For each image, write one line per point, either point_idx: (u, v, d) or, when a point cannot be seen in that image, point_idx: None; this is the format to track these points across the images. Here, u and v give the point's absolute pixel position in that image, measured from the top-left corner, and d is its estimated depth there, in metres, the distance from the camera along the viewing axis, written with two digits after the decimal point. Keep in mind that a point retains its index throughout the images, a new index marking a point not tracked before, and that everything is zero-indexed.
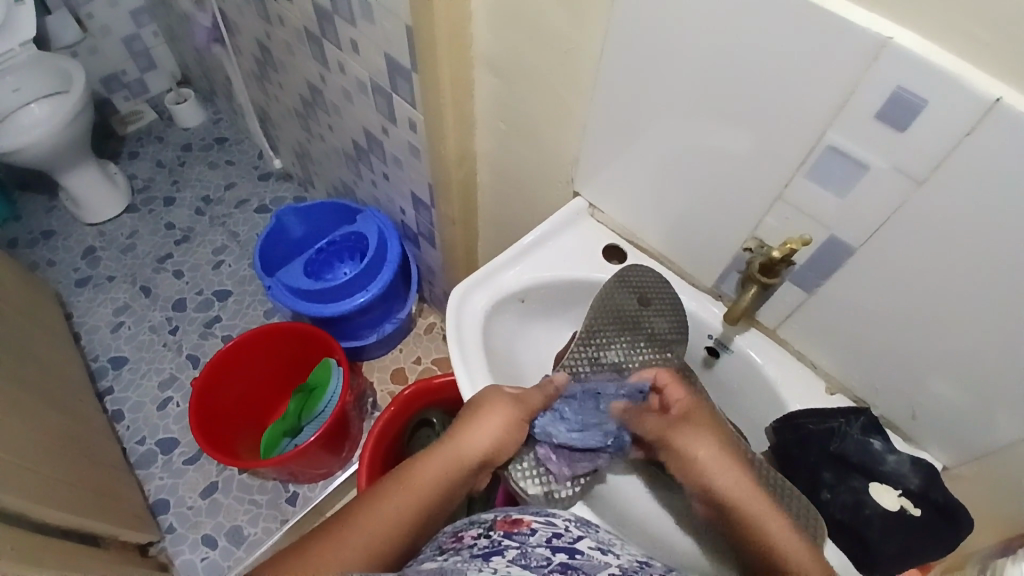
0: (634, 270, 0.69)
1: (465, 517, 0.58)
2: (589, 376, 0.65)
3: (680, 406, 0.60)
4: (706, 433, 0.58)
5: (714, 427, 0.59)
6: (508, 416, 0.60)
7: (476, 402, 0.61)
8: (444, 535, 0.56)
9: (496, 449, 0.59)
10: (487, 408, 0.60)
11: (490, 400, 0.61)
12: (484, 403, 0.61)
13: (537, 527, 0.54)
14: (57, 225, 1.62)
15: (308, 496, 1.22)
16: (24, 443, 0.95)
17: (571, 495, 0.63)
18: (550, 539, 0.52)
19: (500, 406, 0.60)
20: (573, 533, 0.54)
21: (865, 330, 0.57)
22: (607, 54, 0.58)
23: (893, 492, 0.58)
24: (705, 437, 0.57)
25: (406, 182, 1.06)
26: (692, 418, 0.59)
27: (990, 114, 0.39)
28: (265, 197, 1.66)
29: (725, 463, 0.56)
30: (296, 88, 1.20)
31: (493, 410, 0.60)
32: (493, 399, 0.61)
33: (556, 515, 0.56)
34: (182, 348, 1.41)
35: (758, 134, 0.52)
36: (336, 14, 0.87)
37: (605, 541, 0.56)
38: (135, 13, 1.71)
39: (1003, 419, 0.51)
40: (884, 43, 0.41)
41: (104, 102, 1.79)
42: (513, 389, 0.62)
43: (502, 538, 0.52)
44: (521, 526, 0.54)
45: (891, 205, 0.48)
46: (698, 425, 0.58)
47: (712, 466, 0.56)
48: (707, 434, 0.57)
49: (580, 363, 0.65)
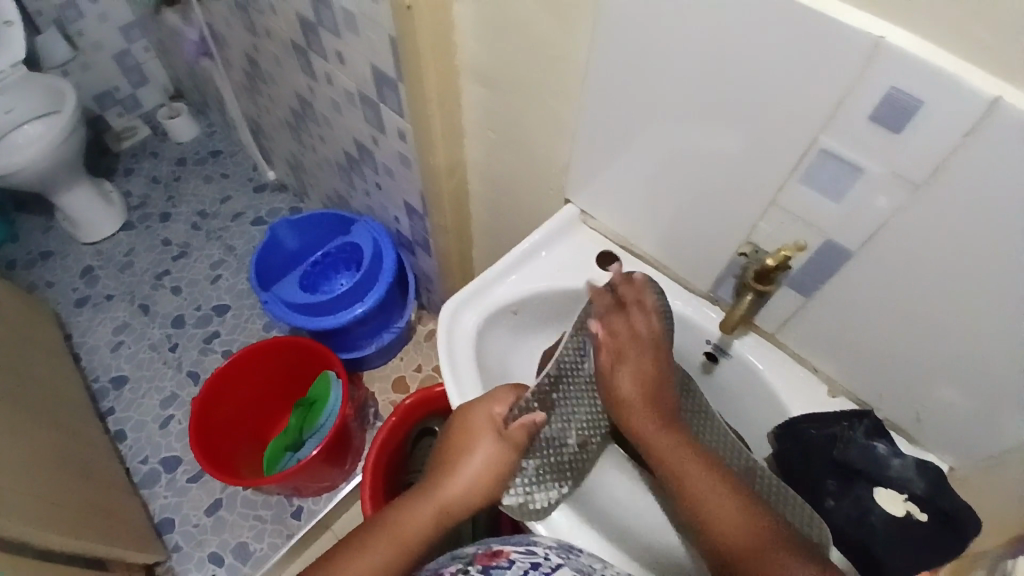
0: None
1: (448, 554, 0.58)
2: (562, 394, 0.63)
3: (609, 344, 0.60)
4: (634, 372, 0.59)
5: (649, 361, 0.59)
6: (497, 454, 0.59)
7: (462, 431, 0.60)
8: (426, 573, 0.56)
9: (491, 487, 0.59)
10: (477, 442, 0.59)
11: (480, 431, 0.59)
12: (471, 435, 0.59)
13: (516, 559, 0.54)
14: (55, 245, 1.61)
15: (313, 509, 1.21)
16: (27, 468, 0.95)
17: (548, 504, 0.62)
18: (527, 572, 0.52)
19: (490, 442, 0.59)
20: (553, 561, 0.54)
21: (867, 334, 0.56)
22: (593, 60, 0.57)
23: (898, 496, 0.57)
24: (626, 377, 0.59)
25: (399, 191, 1.05)
26: (625, 360, 0.59)
27: (990, 114, 0.38)
28: (261, 209, 1.65)
29: (647, 414, 0.58)
30: (286, 100, 1.20)
31: (481, 449, 0.58)
32: (480, 429, 0.59)
33: (537, 543, 0.57)
34: (182, 364, 1.41)
35: (749, 136, 0.51)
36: (321, 26, 0.86)
37: (585, 566, 0.55)
38: (125, 29, 1.69)
39: (1013, 422, 0.50)
40: (877, 42, 0.40)
41: (98, 119, 1.78)
42: (499, 411, 0.60)
43: (479, 573, 0.52)
44: (499, 559, 0.54)
45: (887, 209, 0.47)
46: (628, 364, 0.59)
47: (628, 409, 0.58)
48: (630, 373, 0.59)
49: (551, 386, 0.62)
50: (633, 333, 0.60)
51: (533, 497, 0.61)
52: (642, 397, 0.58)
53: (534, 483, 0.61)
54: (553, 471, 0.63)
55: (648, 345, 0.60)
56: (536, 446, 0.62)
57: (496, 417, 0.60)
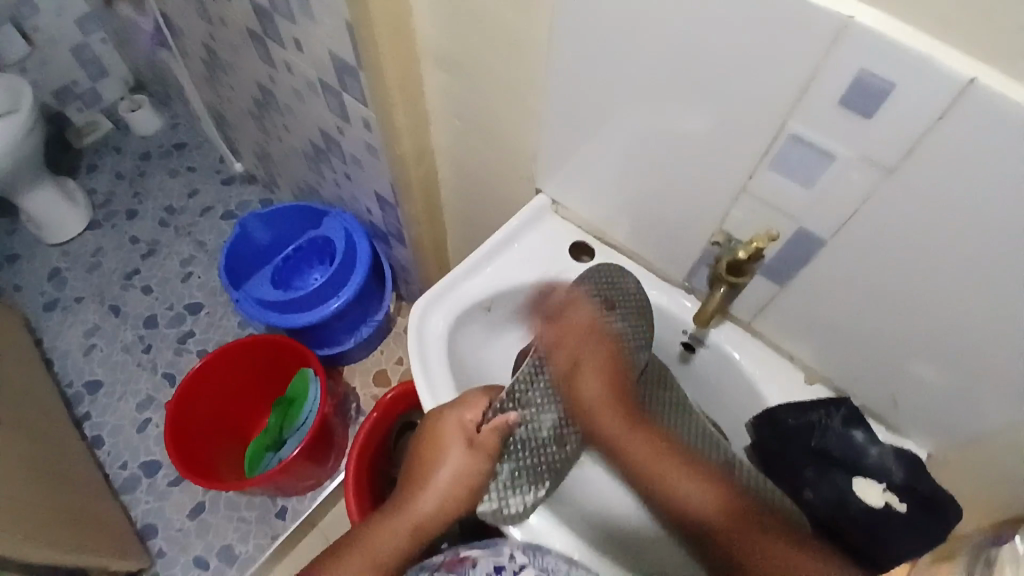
0: (608, 270, 0.65)
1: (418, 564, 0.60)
2: (529, 396, 0.62)
3: (568, 348, 0.63)
4: (593, 375, 0.62)
5: (603, 359, 0.63)
6: (465, 462, 0.59)
7: (434, 438, 0.60)
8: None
9: (463, 496, 0.59)
10: (446, 451, 0.59)
11: (449, 439, 0.59)
12: (442, 443, 0.59)
13: (480, 563, 0.57)
14: (20, 248, 1.56)
15: (297, 510, 1.20)
16: (7, 484, 0.92)
17: (525, 509, 0.60)
18: None
19: (457, 448, 0.59)
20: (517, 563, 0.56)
21: (844, 319, 0.55)
22: (555, 45, 0.54)
23: (878, 487, 0.57)
24: (588, 387, 0.62)
25: (369, 182, 1.02)
26: (582, 364, 0.63)
27: (965, 95, 0.36)
28: (231, 203, 1.61)
29: (618, 426, 0.63)
30: (248, 90, 1.15)
31: (449, 458, 0.59)
32: (451, 436, 0.59)
33: (503, 544, 0.59)
34: (157, 366, 1.38)
35: (717, 119, 0.48)
36: (275, 12, 0.82)
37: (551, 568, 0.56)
38: (82, 22, 1.62)
39: (991, 401, 0.49)
40: (845, 22, 0.38)
41: (57, 115, 1.70)
42: (471, 418, 0.60)
43: None
44: (464, 564, 0.57)
45: (860, 196, 0.45)
46: (587, 365, 0.62)
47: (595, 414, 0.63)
48: (586, 384, 0.62)
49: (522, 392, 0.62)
50: (585, 328, 0.63)
51: (509, 502, 0.59)
52: (606, 398, 0.63)
53: (513, 488, 0.60)
54: (530, 474, 0.61)
55: (598, 339, 0.62)
56: (511, 448, 0.61)
57: (466, 420, 0.60)
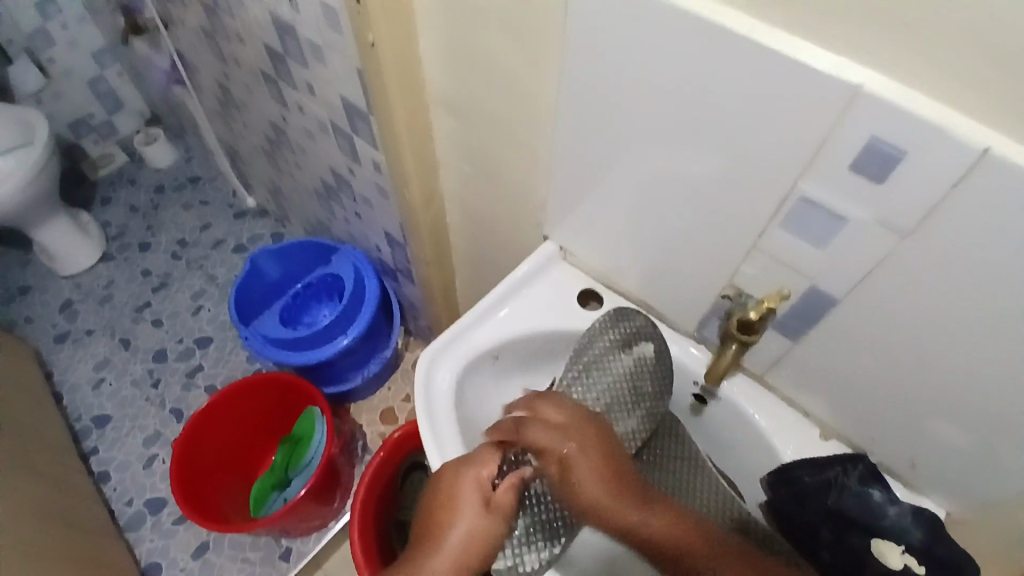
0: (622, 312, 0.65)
1: None
2: None
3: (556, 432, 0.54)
4: (589, 471, 0.52)
5: (594, 449, 0.53)
6: (480, 528, 0.55)
7: (449, 497, 0.58)
8: None
9: (477, 562, 0.55)
10: (462, 515, 0.56)
11: (467, 500, 0.56)
12: (458, 501, 0.57)
13: None
14: (33, 279, 1.58)
15: (301, 551, 1.19)
16: (13, 522, 0.92)
17: (537, 566, 0.61)
18: None
19: (474, 515, 0.56)
20: None
21: (858, 372, 0.54)
22: (565, 100, 0.54)
23: (897, 548, 0.56)
24: (589, 481, 0.52)
25: (378, 221, 1.03)
26: (573, 464, 0.53)
27: (981, 162, 0.36)
28: (242, 236, 1.62)
29: (612, 502, 0.52)
30: (260, 128, 1.16)
31: (461, 522, 0.56)
32: (468, 496, 0.57)
33: None
34: (165, 401, 1.38)
35: (725, 172, 0.48)
36: (288, 56, 0.83)
37: None
38: (97, 55, 1.65)
39: (1012, 460, 0.47)
40: (855, 89, 0.38)
41: (73, 147, 1.73)
42: (487, 474, 0.58)
43: None
44: None
45: (876, 258, 0.45)
46: (581, 460, 0.53)
47: (603, 522, 0.52)
48: (586, 477, 0.53)
49: None
50: (563, 419, 0.55)
51: (522, 559, 0.60)
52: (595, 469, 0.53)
53: (529, 545, 0.61)
54: (544, 530, 0.61)
55: (586, 428, 0.55)
56: (529, 502, 0.61)
57: (483, 476, 0.58)
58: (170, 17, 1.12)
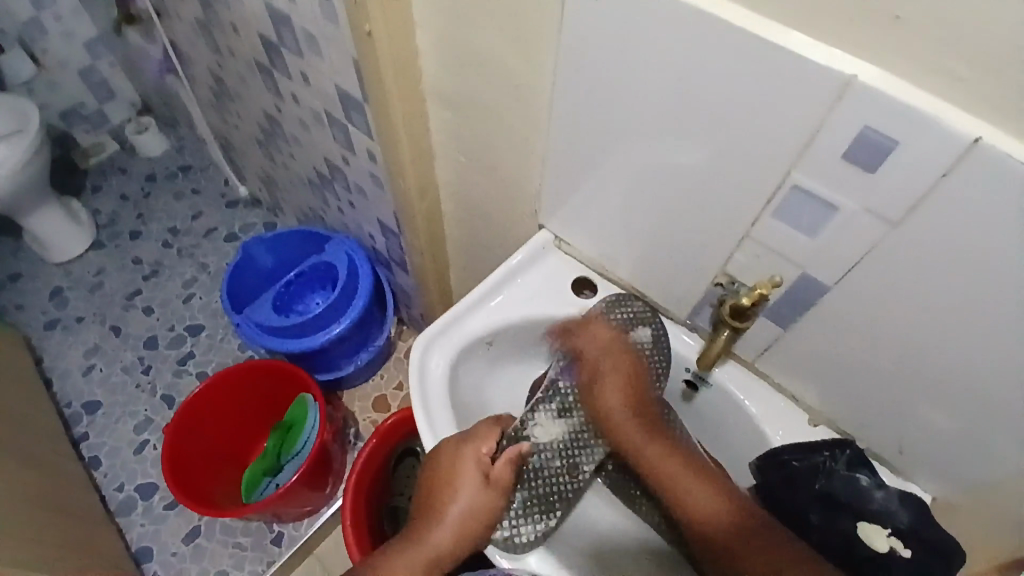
0: (621, 301, 0.69)
1: None
2: (544, 421, 0.64)
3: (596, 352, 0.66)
4: (618, 382, 0.65)
5: (626, 373, 0.65)
6: (475, 499, 0.60)
7: (450, 473, 0.61)
8: None
9: (476, 530, 0.60)
10: (461, 490, 0.60)
11: (465, 475, 0.60)
12: (457, 477, 0.61)
13: None
14: (22, 266, 1.56)
15: (293, 535, 1.19)
16: (4, 508, 0.91)
17: (533, 539, 0.61)
18: None
19: (469, 487, 0.60)
20: None
21: (846, 359, 0.55)
22: (561, 91, 0.55)
23: (882, 532, 0.57)
24: (615, 386, 0.65)
25: (372, 210, 1.03)
26: (602, 373, 0.66)
27: (970, 154, 0.37)
28: (234, 225, 1.61)
29: (627, 413, 0.64)
30: (254, 119, 1.16)
31: (459, 494, 0.60)
32: (467, 471, 0.61)
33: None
34: (156, 388, 1.37)
35: (719, 163, 0.49)
36: (283, 46, 0.83)
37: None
38: (89, 45, 1.62)
39: (998, 445, 0.49)
40: (849, 80, 0.38)
41: (65, 136, 1.72)
42: (486, 450, 0.61)
43: None
44: None
45: (866, 245, 0.46)
46: (610, 375, 0.65)
47: (619, 421, 0.64)
48: (614, 387, 0.65)
49: (535, 417, 0.64)
50: (608, 341, 0.66)
51: (519, 531, 0.60)
52: (631, 395, 0.65)
53: (524, 516, 0.61)
54: (541, 503, 0.62)
55: (621, 351, 0.66)
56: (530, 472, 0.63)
57: (482, 451, 0.61)
58: (164, 7, 1.11)
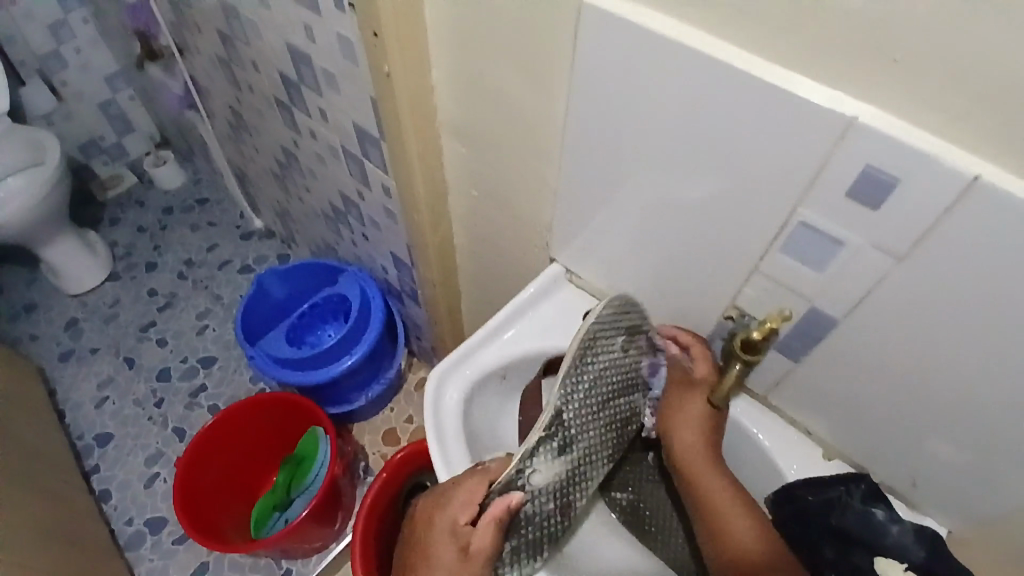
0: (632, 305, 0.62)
1: None
2: (538, 464, 0.57)
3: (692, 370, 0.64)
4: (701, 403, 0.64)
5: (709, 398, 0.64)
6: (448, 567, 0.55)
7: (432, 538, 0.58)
8: None
9: None
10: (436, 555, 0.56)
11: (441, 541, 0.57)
12: (435, 544, 0.57)
13: None
14: (39, 297, 1.59)
15: (302, 573, 1.18)
16: (14, 540, 0.91)
17: None
18: None
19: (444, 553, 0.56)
20: None
21: (856, 391, 0.55)
22: (571, 128, 0.57)
23: (899, 566, 0.57)
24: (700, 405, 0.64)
25: (385, 242, 1.05)
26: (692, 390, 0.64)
27: (972, 189, 0.38)
28: (248, 257, 1.64)
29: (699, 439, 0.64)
30: (271, 152, 1.19)
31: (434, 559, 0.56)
32: (443, 538, 0.57)
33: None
34: (168, 421, 1.38)
35: (726, 200, 0.50)
36: (302, 83, 0.86)
37: None
38: (110, 78, 1.68)
39: (1012, 477, 0.49)
40: (850, 121, 0.40)
41: (82, 167, 1.76)
42: (464, 518, 0.56)
43: None
44: None
45: (872, 278, 0.47)
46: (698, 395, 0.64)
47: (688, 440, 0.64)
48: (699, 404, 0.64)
49: (527, 462, 0.56)
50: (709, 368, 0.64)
51: None
52: (703, 426, 0.64)
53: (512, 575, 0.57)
54: (531, 550, 0.58)
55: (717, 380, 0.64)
56: (522, 521, 0.57)
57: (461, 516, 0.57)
58: (187, 46, 1.15)
